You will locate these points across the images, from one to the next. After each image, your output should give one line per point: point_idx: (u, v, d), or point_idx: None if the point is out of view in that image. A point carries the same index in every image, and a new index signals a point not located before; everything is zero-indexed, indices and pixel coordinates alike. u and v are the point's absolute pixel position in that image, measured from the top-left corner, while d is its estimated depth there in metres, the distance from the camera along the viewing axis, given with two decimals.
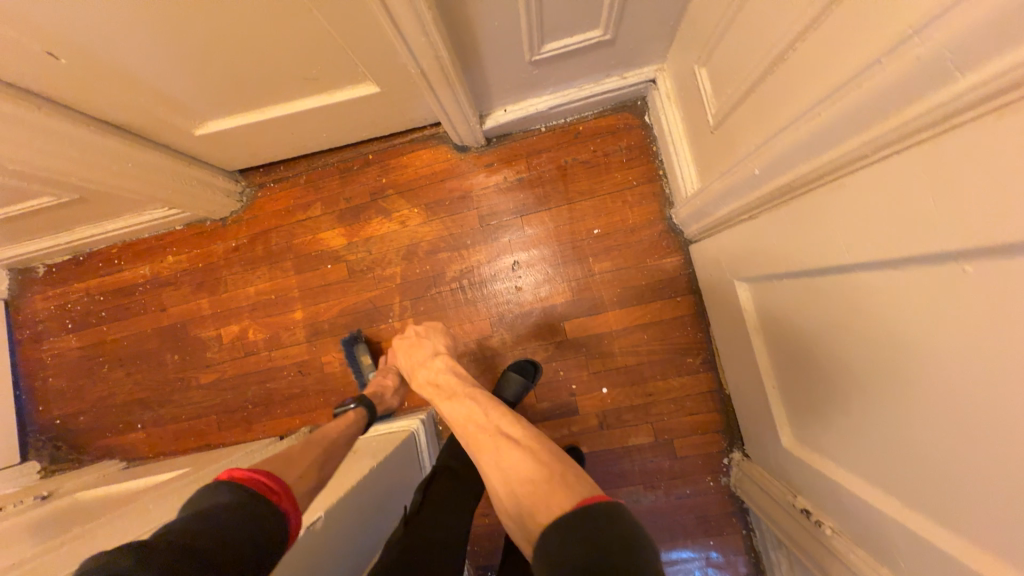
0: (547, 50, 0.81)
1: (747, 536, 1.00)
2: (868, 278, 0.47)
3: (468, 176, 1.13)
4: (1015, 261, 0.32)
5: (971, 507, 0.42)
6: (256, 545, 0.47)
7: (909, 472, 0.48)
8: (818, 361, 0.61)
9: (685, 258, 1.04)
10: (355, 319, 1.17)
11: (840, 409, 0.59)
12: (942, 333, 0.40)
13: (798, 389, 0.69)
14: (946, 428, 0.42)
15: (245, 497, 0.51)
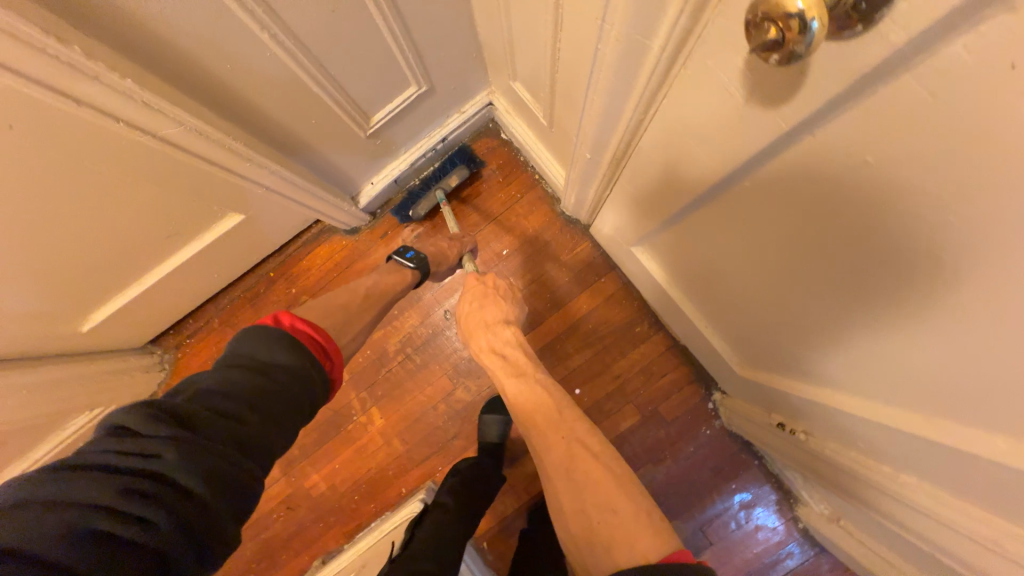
0: (378, 120, 0.85)
1: (761, 465, 1.02)
2: (723, 206, 0.47)
3: (370, 252, 1.15)
4: (804, 150, 0.32)
5: (910, 378, 0.41)
6: (298, 411, 0.50)
7: (853, 362, 0.48)
8: (730, 289, 0.63)
9: (592, 241, 1.09)
10: (322, 431, 1.14)
11: (771, 323, 0.60)
12: (796, 233, 0.40)
13: (742, 316, 0.68)
14: (871, 330, 0.40)
15: (296, 358, 0.52)
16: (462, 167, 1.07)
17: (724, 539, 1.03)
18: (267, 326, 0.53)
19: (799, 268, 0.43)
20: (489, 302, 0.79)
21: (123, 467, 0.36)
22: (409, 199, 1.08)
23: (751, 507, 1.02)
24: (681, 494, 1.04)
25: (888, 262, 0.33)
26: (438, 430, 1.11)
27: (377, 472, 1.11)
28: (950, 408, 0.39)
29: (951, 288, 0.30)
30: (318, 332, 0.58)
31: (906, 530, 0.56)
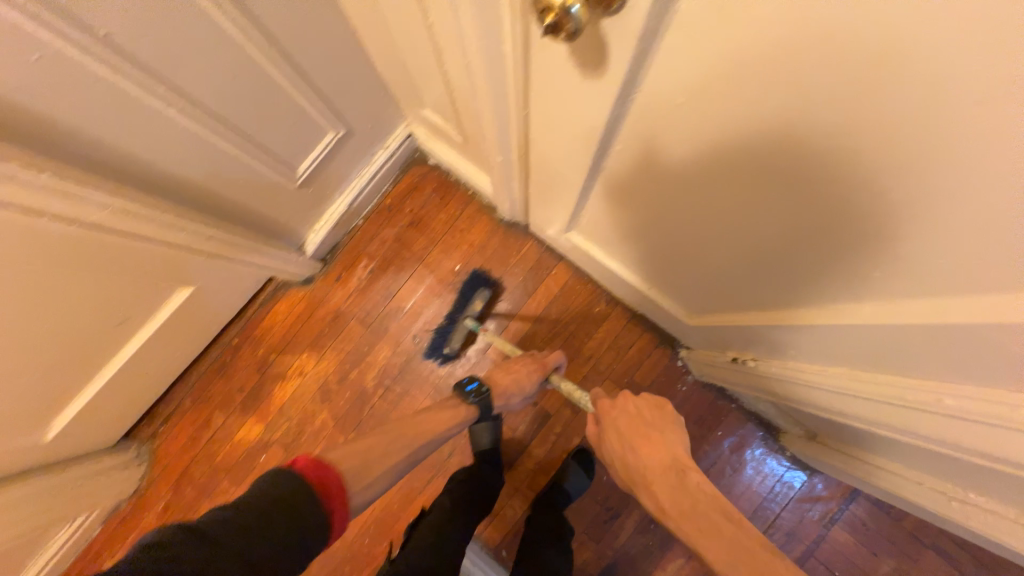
0: (304, 169, 0.88)
1: (739, 407, 1.08)
2: (620, 164, 0.53)
3: (329, 297, 1.17)
4: (654, 85, 0.38)
5: (811, 269, 0.46)
6: (293, 546, 0.52)
7: (765, 275, 0.54)
8: (654, 244, 0.69)
9: (535, 239, 1.15)
10: None
11: (695, 266, 0.66)
12: (681, 164, 0.45)
13: (671, 269, 0.74)
14: (765, 236, 0.46)
15: (304, 493, 0.56)
16: (484, 290, 1.11)
17: (724, 484, 1.07)
18: (285, 466, 0.57)
19: (691, 202, 0.50)
20: (654, 438, 0.62)
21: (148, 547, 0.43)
22: (441, 338, 1.12)
23: (741, 448, 1.08)
24: None
25: (742, 169, 0.40)
26: (433, 454, 1.12)
27: (383, 510, 1.11)
28: (835, 283, 0.46)
29: (798, 166, 0.35)
30: (334, 476, 0.61)
31: (844, 415, 0.62)
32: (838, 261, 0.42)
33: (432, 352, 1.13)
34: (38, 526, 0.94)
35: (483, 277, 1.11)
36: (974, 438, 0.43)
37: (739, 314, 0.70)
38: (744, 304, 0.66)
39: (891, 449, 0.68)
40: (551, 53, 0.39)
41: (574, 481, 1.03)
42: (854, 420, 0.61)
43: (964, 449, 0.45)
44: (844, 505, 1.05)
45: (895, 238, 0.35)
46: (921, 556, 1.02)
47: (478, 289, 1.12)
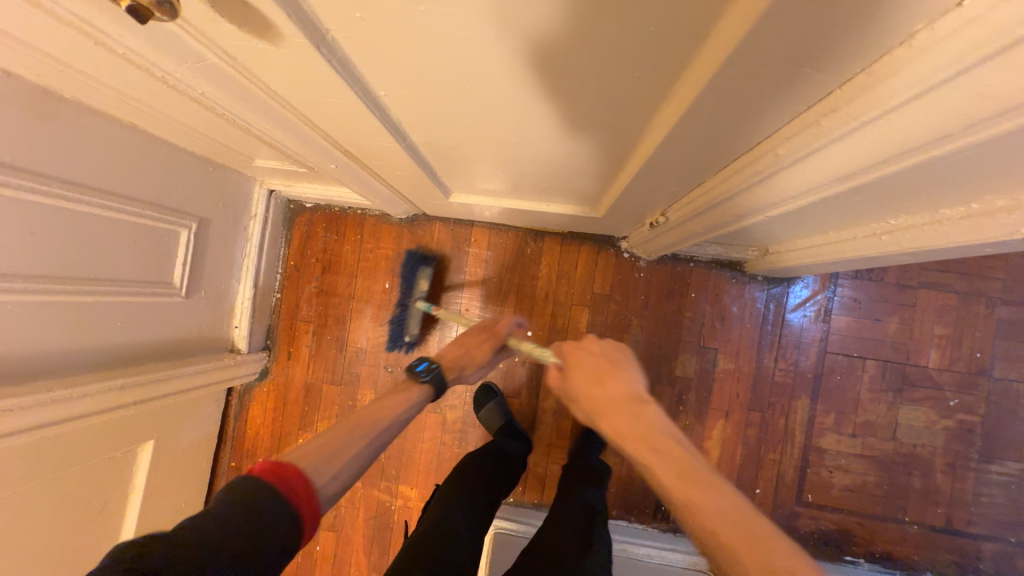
0: (180, 276, 0.85)
1: (698, 262, 1.09)
2: (409, 108, 0.50)
3: (291, 378, 1.15)
4: (339, 22, 0.35)
5: (629, 102, 0.43)
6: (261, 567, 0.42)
7: (606, 132, 0.51)
8: (511, 162, 0.67)
9: (440, 219, 1.12)
10: (380, 541, 1.13)
11: (558, 161, 0.64)
12: (445, 77, 0.42)
13: (545, 175, 0.72)
14: (566, 95, 0.43)
15: (264, 509, 0.45)
16: (426, 269, 1.06)
17: (721, 335, 1.09)
18: (243, 487, 0.45)
19: (481, 97, 0.46)
20: (613, 375, 0.64)
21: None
22: (397, 328, 1.05)
23: (718, 297, 1.09)
24: (666, 334, 1.10)
25: (471, 37, 0.35)
26: (461, 456, 1.13)
27: None
28: (637, 99, 0.43)
29: (516, 18, 0.33)
30: (298, 481, 0.49)
31: (744, 216, 0.62)
32: (614, 69, 0.38)
33: (394, 343, 1.07)
34: None
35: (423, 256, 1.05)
36: (810, 170, 0.42)
37: (622, 179, 0.68)
38: (619, 169, 0.65)
39: (811, 219, 0.68)
40: (242, 41, 0.37)
41: None
42: (752, 213, 0.60)
43: (818, 188, 0.45)
44: (831, 293, 1.07)
45: (647, 30, 0.33)
46: (915, 299, 1.05)
47: (421, 269, 1.05)
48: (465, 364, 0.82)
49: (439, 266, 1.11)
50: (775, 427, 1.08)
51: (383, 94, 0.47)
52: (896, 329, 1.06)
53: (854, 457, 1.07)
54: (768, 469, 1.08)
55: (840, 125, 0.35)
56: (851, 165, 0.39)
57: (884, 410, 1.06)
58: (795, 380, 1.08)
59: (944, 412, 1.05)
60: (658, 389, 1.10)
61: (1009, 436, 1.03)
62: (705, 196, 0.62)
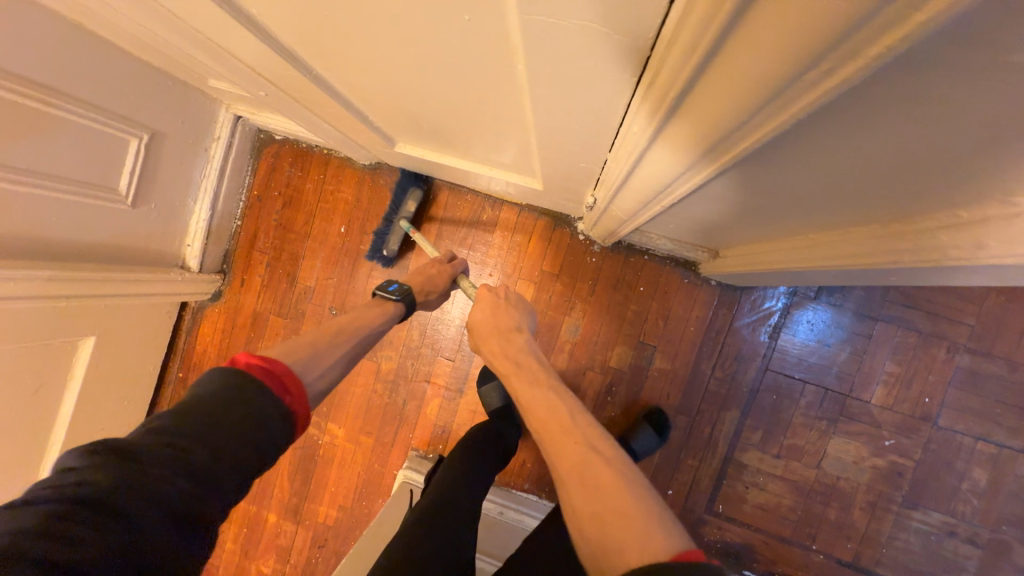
0: (126, 185, 0.87)
1: (652, 256, 1.06)
2: (291, 28, 0.52)
3: (242, 304, 1.19)
4: None
5: (476, 52, 0.42)
6: (259, 446, 0.48)
7: (486, 91, 0.50)
8: (429, 114, 0.66)
9: (401, 171, 1.12)
10: (304, 471, 1.20)
11: (468, 120, 0.63)
12: None
13: (468, 134, 0.70)
14: (410, 35, 0.43)
15: (246, 388, 0.50)
16: (416, 189, 1.07)
17: (661, 334, 1.07)
18: (225, 370, 0.51)
19: (342, 24, 0.46)
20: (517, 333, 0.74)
21: (54, 496, 0.36)
22: (380, 239, 1.08)
23: (667, 295, 1.06)
24: (606, 323, 1.08)
25: None
26: (388, 405, 1.16)
27: (368, 469, 1.17)
28: (488, 48, 0.41)
29: None
30: (281, 369, 0.55)
31: (646, 204, 0.60)
32: (439, 6, 0.36)
33: (375, 255, 1.09)
34: None
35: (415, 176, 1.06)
36: (669, 147, 0.40)
37: (540, 153, 0.66)
38: (531, 142, 0.63)
39: (738, 216, 0.63)
40: None
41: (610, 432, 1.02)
42: (654, 201, 0.57)
43: (687, 172, 0.42)
44: (787, 311, 1.03)
45: None
46: (872, 332, 1.00)
47: (407, 189, 1.06)
48: (431, 289, 0.89)
49: (430, 187, 1.11)
50: (698, 434, 1.07)
51: (254, 12, 0.51)
52: (846, 360, 1.01)
53: (774, 477, 1.04)
54: (685, 472, 1.07)
55: (669, 89, 0.32)
56: (695, 140, 0.36)
57: (815, 438, 1.03)
58: (729, 392, 1.05)
59: (875, 450, 1.01)
60: (589, 375, 1.09)
61: (938, 487, 0.99)
62: (613, 173, 0.58)
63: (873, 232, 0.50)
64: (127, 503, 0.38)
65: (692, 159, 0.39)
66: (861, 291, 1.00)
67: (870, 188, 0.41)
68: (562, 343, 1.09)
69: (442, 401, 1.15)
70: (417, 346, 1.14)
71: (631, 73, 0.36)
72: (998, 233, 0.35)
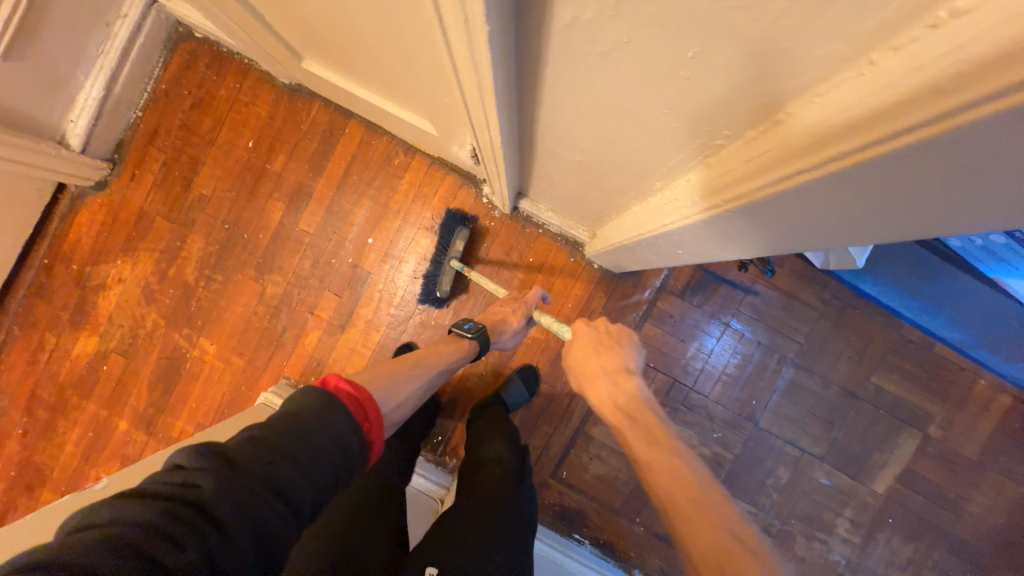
0: (0, 33, 0.80)
1: (546, 231, 1.12)
2: None
3: (127, 199, 1.14)
4: None
5: None
6: (339, 470, 0.47)
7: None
8: (315, 25, 0.67)
9: (322, 99, 1.11)
10: (164, 382, 1.16)
11: (347, 37, 0.65)
12: None
13: (357, 57, 0.72)
14: None
15: (336, 415, 0.49)
16: (462, 229, 1.08)
17: (543, 306, 1.13)
18: (319, 390, 0.50)
19: None
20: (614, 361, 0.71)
21: (167, 496, 0.37)
22: (431, 283, 1.09)
23: (554, 269, 1.12)
24: (494, 286, 1.13)
25: None
26: (268, 330, 1.15)
27: (233, 391, 1.15)
28: None
29: None
30: (367, 396, 0.54)
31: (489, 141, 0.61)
32: None
33: (426, 299, 1.10)
34: None
35: (459, 218, 1.08)
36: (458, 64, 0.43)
37: (417, 87, 0.70)
38: (405, 73, 0.66)
39: (581, 178, 0.66)
40: None
41: (515, 393, 1.08)
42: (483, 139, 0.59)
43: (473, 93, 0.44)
44: (653, 301, 1.12)
45: None
46: (720, 335, 1.11)
47: (456, 228, 1.08)
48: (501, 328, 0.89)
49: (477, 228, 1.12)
50: (558, 404, 1.14)
51: None
52: (695, 356, 1.12)
53: (615, 452, 1.14)
54: (539, 437, 1.14)
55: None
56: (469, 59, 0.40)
57: None
58: None
59: (705, 440, 1.12)
60: None
61: (749, 479, 1.12)
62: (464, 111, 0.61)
63: (660, 198, 0.54)
64: (227, 515, 0.38)
65: (474, 77, 0.42)
66: (717, 297, 1.11)
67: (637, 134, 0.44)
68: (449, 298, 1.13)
69: (322, 335, 1.15)
70: (306, 277, 1.14)
71: None
72: (723, 183, 0.38)
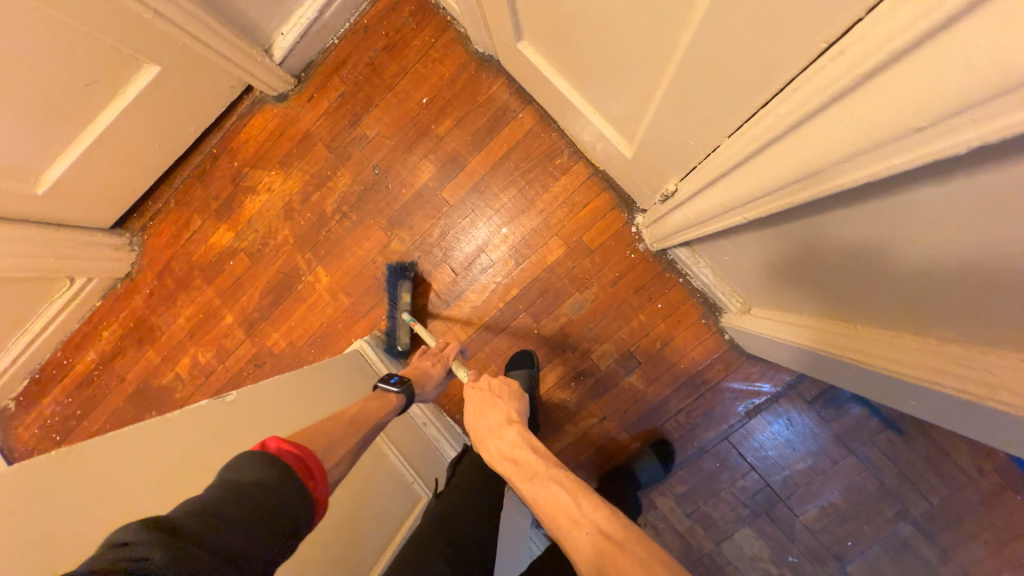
0: None
1: (687, 282, 1.03)
2: None
3: (299, 117, 1.18)
4: None
5: None
6: (279, 530, 0.49)
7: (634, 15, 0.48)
8: (567, 21, 0.63)
9: (507, 77, 1.08)
10: (276, 294, 1.22)
11: (602, 44, 0.60)
12: None
13: (593, 61, 0.68)
14: None
15: (278, 476, 0.53)
16: (405, 283, 1.10)
17: (652, 356, 1.05)
18: (253, 453, 0.54)
19: None
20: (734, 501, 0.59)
21: (118, 557, 0.38)
22: (392, 337, 1.11)
23: (680, 323, 1.04)
24: (609, 318, 1.06)
25: None
26: (379, 281, 1.17)
27: (330, 325, 1.19)
28: None
29: None
30: (308, 452, 0.58)
31: (728, 211, 0.54)
32: None
33: (393, 357, 1.12)
34: (52, 268, 1.10)
35: (402, 271, 1.10)
36: (800, 146, 0.37)
37: (645, 114, 0.65)
38: (647, 99, 0.61)
39: (814, 274, 0.58)
40: None
41: (649, 469, 1.02)
42: (732, 211, 0.53)
43: (801, 179, 0.38)
44: (776, 396, 1.01)
45: None
46: (840, 460, 0.98)
47: (401, 282, 1.11)
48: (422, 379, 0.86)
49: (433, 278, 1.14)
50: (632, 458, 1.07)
51: None
52: (800, 470, 1.00)
53: (672, 529, 1.06)
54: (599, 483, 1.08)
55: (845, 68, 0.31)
56: (834, 140, 0.33)
57: (731, 518, 1.03)
58: (682, 437, 1.05)
59: (776, 558, 1.01)
60: (566, 354, 1.08)
61: None
62: (712, 163, 0.55)
63: (950, 350, 0.47)
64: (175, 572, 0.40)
65: (820, 161, 0.35)
66: (854, 419, 0.98)
67: (1006, 302, 0.36)
68: (559, 314, 1.08)
69: (426, 304, 1.15)
70: (431, 244, 1.14)
71: (814, 41, 0.33)
72: None
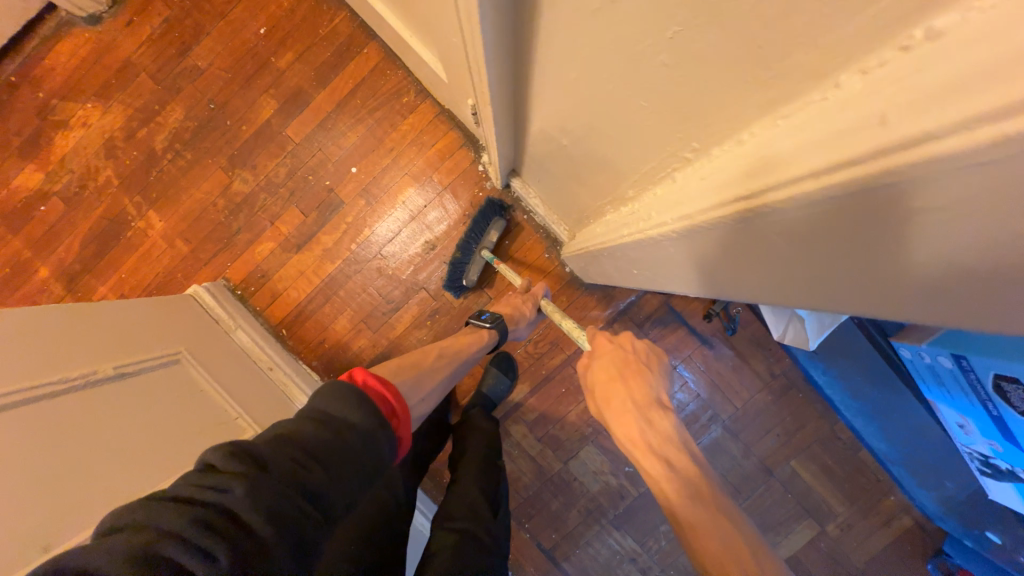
0: None
1: (530, 219, 1.08)
2: None
3: (116, 43, 1.06)
4: None
5: None
6: (369, 471, 0.42)
7: None
8: None
9: (349, 10, 1.05)
10: (100, 243, 1.10)
11: None
12: None
13: None
14: None
15: (372, 418, 0.44)
16: (498, 221, 1.05)
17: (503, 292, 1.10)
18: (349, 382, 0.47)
19: None
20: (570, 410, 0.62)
21: (203, 501, 0.32)
22: (457, 269, 1.05)
23: (527, 258, 1.09)
24: None
25: None
26: (221, 226, 1.10)
27: (167, 275, 1.10)
28: None
29: None
30: (392, 390, 0.51)
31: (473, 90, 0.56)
32: None
33: (453, 287, 1.06)
34: None
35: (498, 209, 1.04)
36: None
37: (428, 21, 0.67)
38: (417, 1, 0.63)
39: (564, 162, 0.61)
40: None
41: (493, 386, 1.06)
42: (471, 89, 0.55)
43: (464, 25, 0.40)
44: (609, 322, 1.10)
45: None
46: None
47: (493, 218, 1.05)
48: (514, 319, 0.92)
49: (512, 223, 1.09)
50: None
51: None
52: None
53: (526, 455, 1.12)
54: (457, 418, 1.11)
55: None
56: None
57: (577, 438, 1.12)
58: (531, 366, 1.12)
59: (614, 470, 1.12)
60: (423, 294, 1.10)
61: (644, 519, 1.11)
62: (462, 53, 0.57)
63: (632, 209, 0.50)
64: (267, 530, 0.32)
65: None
66: (674, 337, 1.09)
67: (617, 127, 0.39)
68: (414, 254, 1.09)
69: (275, 248, 1.10)
70: (278, 185, 1.09)
71: None
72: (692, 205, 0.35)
